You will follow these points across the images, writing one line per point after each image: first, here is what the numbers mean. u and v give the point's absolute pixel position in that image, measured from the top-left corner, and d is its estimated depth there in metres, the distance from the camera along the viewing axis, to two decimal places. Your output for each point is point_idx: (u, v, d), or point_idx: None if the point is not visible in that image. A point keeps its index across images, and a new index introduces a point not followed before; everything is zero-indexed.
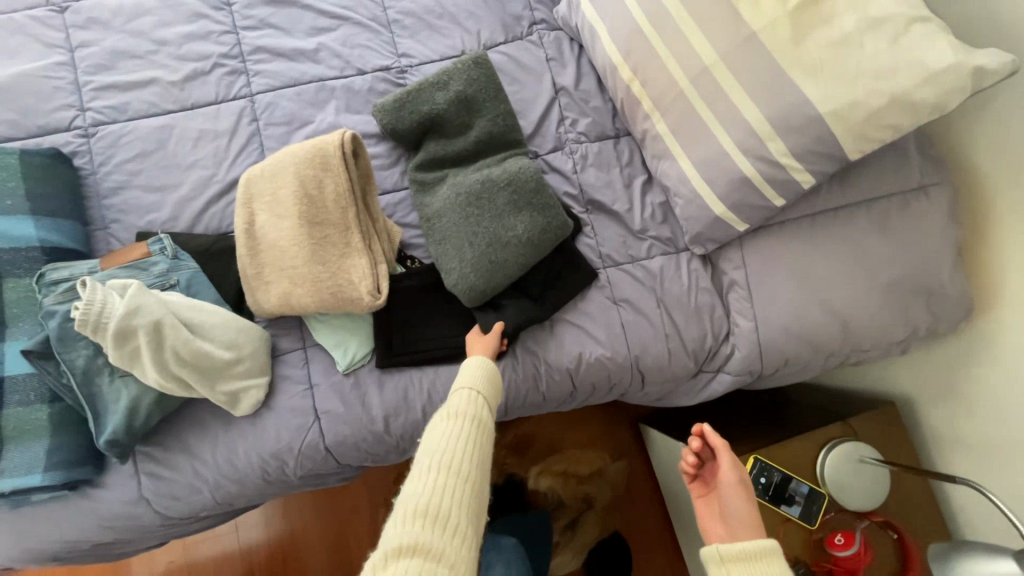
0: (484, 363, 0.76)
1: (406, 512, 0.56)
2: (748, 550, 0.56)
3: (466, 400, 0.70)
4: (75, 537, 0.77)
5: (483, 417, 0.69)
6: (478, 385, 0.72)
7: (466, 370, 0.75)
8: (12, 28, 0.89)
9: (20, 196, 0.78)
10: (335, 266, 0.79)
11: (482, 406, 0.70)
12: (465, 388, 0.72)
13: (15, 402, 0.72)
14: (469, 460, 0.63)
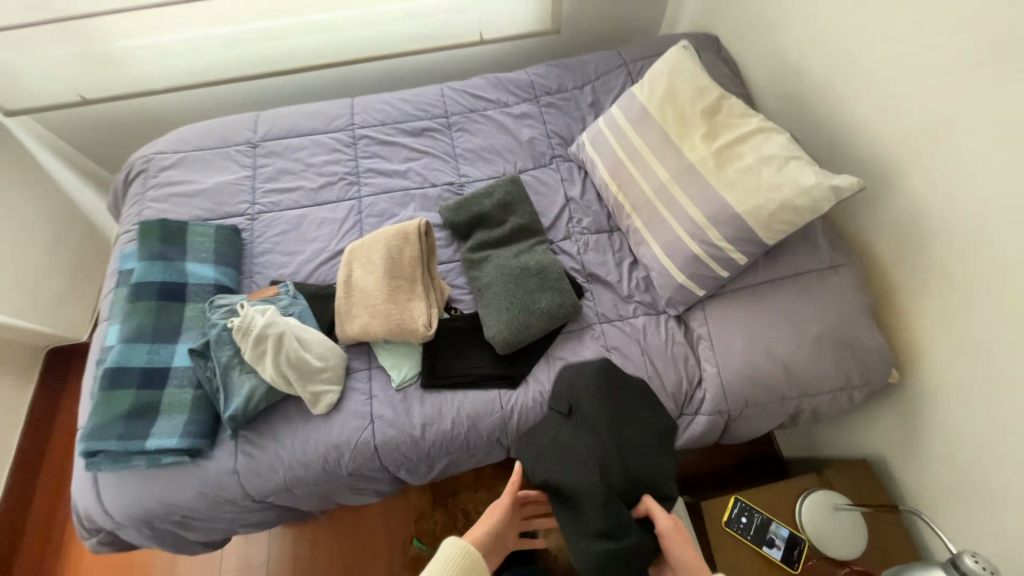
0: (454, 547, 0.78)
1: None
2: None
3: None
4: (176, 502, 1.00)
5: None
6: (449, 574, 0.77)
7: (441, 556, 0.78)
8: (222, 155, 1.41)
9: (208, 251, 1.19)
10: (402, 307, 1.11)
11: None
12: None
13: (175, 384, 1.03)
14: None
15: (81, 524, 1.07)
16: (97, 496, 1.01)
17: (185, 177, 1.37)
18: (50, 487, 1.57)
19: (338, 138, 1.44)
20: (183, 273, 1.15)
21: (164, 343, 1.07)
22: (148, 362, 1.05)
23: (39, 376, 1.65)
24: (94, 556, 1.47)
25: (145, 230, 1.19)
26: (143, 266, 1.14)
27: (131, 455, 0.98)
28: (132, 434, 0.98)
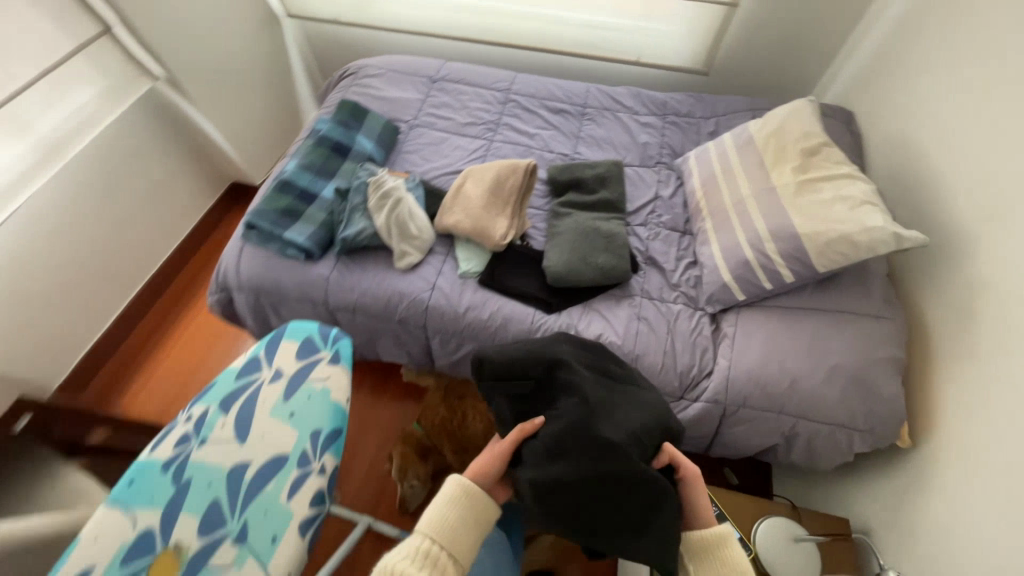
0: (457, 486, 0.78)
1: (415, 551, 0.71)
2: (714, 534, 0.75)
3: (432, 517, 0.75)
4: (282, 286, 1.34)
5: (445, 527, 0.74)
6: (440, 516, 0.75)
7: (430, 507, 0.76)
8: (408, 79, 1.82)
9: (374, 133, 1.56)
10: (490, 218, 1.35)
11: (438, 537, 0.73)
12: (425, 530, 0.73)
13: (317, 207, 1.38)
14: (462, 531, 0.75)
15: (214, 280, 1.46)
16: (237, 261, 1.38)
17: (378, 85, 1.79)
18: (185, 277, 2.00)
19: (494, 94, 1.77)
20: (350, 139, 1.52)
21: (321, 179, 1.44)
22: (306, 186, 1.41)
23: (216, 197, 2.15)
24: (192, 336, 1.84)
25: (341, 104, 1.60)
26: (330, 125, 1.53)
27: (271, 240, 1.34)
28: (279, 225, 1.33)
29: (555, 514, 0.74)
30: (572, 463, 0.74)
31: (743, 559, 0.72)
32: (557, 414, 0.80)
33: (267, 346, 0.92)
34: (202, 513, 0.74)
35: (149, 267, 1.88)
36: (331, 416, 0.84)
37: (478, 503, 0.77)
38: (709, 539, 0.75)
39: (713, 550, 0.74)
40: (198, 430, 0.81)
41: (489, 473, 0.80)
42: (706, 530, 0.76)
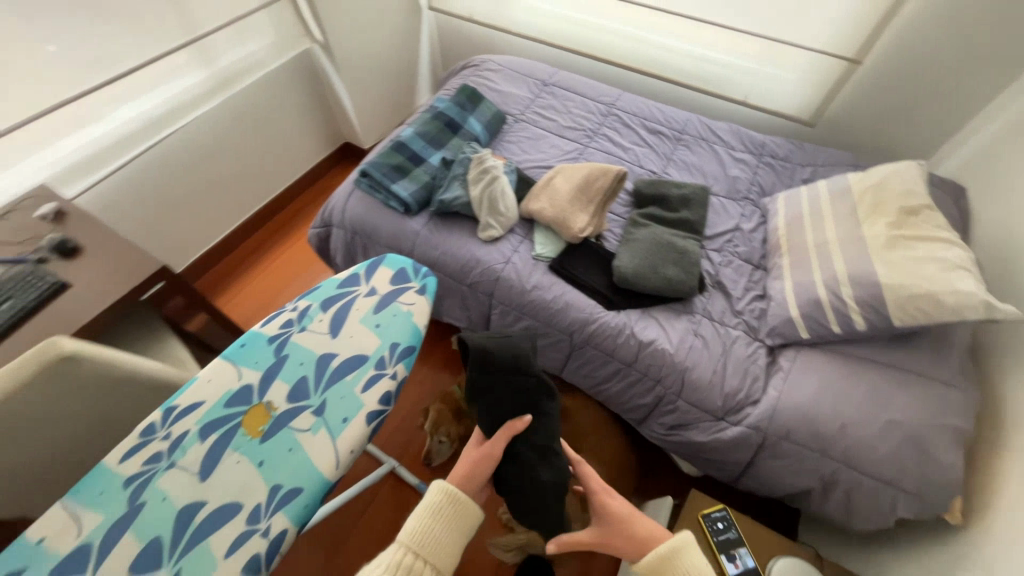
0: (443, 492, 0.77)
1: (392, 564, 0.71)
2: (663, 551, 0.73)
3: (412, 530, 0.74)
4: (378, 231, 1.50)
5: (423, 542, 0.73)
6: (418, 532, 0.74)
7: (412, 518, 0.75)
8: (522, 77, 1.96)
9: (484, 117, 1.71)
10: (572, 211, 1.43)
11: (418, 553, 0.72)
12: (403, 541, 0.73)
13: (422, 170, 1.54)
14: (443, 545, 0.74)
15: (319, 215, 1.65)
16: (345, 202, 1.57)
17: (493, 77, 1.94)
18: (285, 213, 2.23)
19: (598, 105, 1.87)
20: (463, 118, 1.68)
21: (431, 148, 1.61)
22: (418, 151, 1.58)
23: (329, 152, 2.40)
24: (281, 265, 2.05)
25: (462, 88, 1.77)
26: (449, 104, 1.71)
27: (379, 189, 1.51)
28: (388, 177, 1.50)
29: (524, 504, 0.87)
30: (557, 466, 0.87)
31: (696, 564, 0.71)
32: (550, 418, 0.88)
33: (367, 267, 1.06)
34: (293, 384, 0.88)
35: (262, 198, 2.12)
36: (408, 334, 0.95)
37: (462, 517, 0.76)
38: (660, 558, 0.73)
39: (667, 567, 0.72)
40: (301, 319, 0.97)
41: (476, 478, 0.82)
42: (655, 548, 0.74)
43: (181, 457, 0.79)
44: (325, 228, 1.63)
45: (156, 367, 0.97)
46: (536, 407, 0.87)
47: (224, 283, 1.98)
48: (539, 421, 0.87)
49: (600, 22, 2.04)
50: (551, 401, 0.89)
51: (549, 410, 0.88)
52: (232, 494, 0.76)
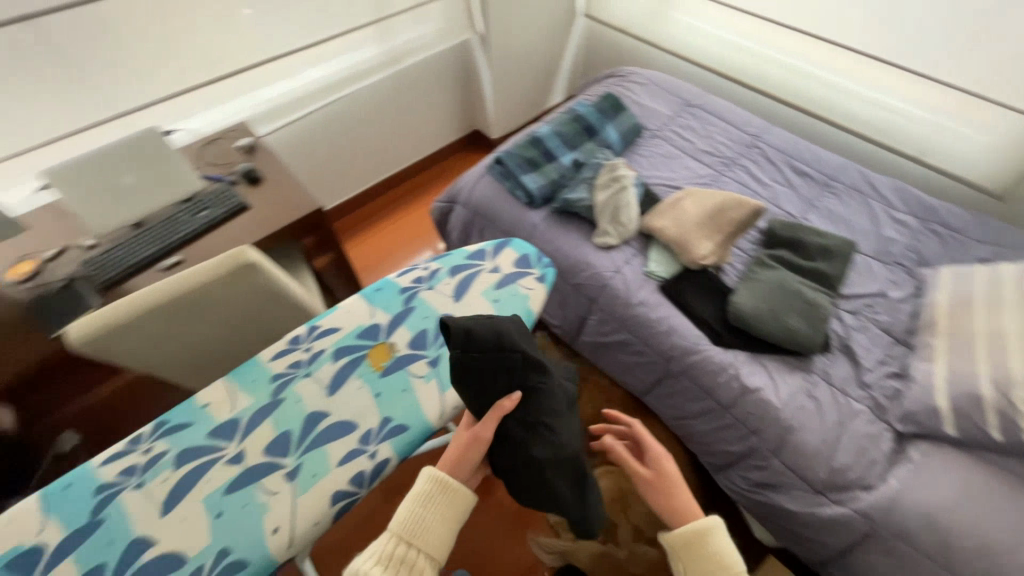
0: (430, 482, 0.82)
1: (384, 549, 0.78)
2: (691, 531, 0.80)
3: (401, 520, 0.80)
4: (498, 216, 1.58)
5: (410, 534, 0.79)
6: (406, 523, 0.80)
7: (401, 510, 0.81)
8: (666, 93, 1.92)
9: (622, 127, 1.71)
10: (696, 236, 1.38)
11: (406, 543, 0.79)
12: (393, 531, 0.79)
13: (552, 167, 1.59)
14: (429, 538, 0.79)
15: (446, 191, 1.77)
16: (474, 184, 1.66)
17: (637, 89, 1.92)
18: (409, 182, 2.39)
19: (742, 134, 1.78)
20: (601, 125, 1.69)
21: (564, 147, 1.64)
22: (552, 148, 1.63)
23: (460, 134, 2.53)
24: (397, 228, 2.22)
25: (606, 96, 1.79)
26: (590, 109, 1.73)
27: (508, 177, 1.59)
28: (519, 168, 1.57)
29: (523, 484, 0.85)
30: (551, 441, 0.84)
31: (723, 547, 0.79)
32: (541, 394, 0.84)
33: (493, 246, 1.12)
34: (414, 334, 0.97)
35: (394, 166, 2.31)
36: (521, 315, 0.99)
37: (455, 501, 0.82)
38: (693, 537, 0.80)
39: (699, 547, 0.79)
40: (430, 279, 1.06)
41: (466, 462, 0.84)
42: (687, 525, 0.81)
43: (316, 370, 0.92)
44: (448, 203, 1.73)
45: (299, 304, 1.10)
46: (524, 384, 0.84)
47: (347, 234, 2.20)
48: (529, 398, 0.84)
49: (771, 52, 1.93)
50: (535, 384, 0.84)
51: (538, 386, 0.84)
52: (352, 414, 0.86)
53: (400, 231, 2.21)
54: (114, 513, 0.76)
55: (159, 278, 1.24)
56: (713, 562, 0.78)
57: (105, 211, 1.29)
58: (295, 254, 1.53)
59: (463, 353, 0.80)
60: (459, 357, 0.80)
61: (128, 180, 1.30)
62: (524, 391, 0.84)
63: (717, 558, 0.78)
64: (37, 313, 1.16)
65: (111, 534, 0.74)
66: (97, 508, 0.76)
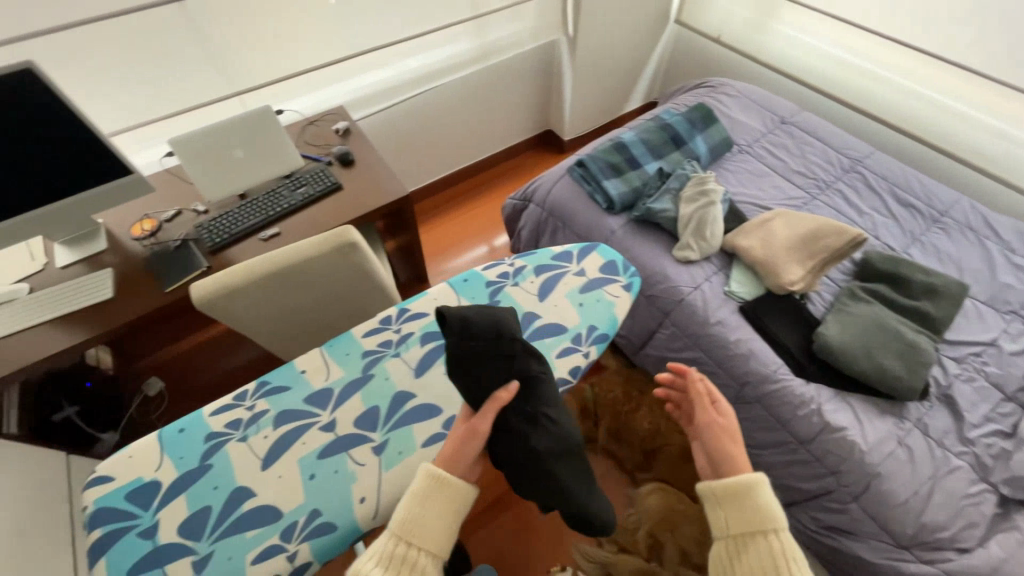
0: (432, 476, 0.68)
1: (381, 549, 0.65)
2: (730, 484, 0.68)
3: (401, 517, 0.66)
4: (574, 218, 1.57)
5: (411, 532, 0.65)
6: (405, 523, 0.65)
7: (399, 506, 0.67)
8: (758, 108, 1.84)
9: (711, 140, 1.66)
10: (787, 260, 1.31)
11: (408, 544, 0.65)
12: (392, 531, 0.65)
13: (635, 174, 1.56)
14: (434, 535, 0.66)
15: (520, 189, 1.77)
16: (552, 184, 1.66)
17: (728, 101, 1.85)
18: (479, 176, 2.42)
19: (840, 157, 1.67)
20: (689, 136, 1.65)
21: (650, 155, 1.61)
22: (637, 155, 1.60)
23: (533, 134, 2.53)
24: (464, 220, 2.26)
25: (697, 107, 1.74)
26: (680, 119, 1.69)
27: (590, 181, 1.57)
28: (602, 172, 1.55)
29: (527, 483, 0.75)
30: (553, 432, 0.77)
31: (771, 501, 0.67)
32: (539, 383, 0.80)
33: (580, 249, 1.11)
34: None
35: (468, 159, 2.35)
36: (606, 322, 0.98)
37: (458, 496, 0.68)
38: (736, 488, 0.68)
39: (742, 500, 0.67)
40: (515, 275, 1.07)
41: (464, 456, 0.71)
42: (731, 478, 0.69)
43: (404, 351, 0.95)
44: (523, 201, 1.74)
45: (388, 295, 1.19)
46: (521, 373, 0.80)
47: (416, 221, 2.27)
48: (526, 388, 0.79)
49: (894, 77, 1.80)
50: (529, 373, 0.80)
51: (537, 374, 0.80)
52: (436, 399, 0.89)
53: (466, 224, 2.25)
54: (220, 461, 0.82)
55: (258, 247, 1.33)
56: (758, 517, 0.66)
57: (220, 182, 1.39)
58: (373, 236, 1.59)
59: (459, 341, 0.79)
60: (455, 344, 0.78)
61: (239, 153, 1.39)
62: (520, 380, 0.80)
63: (765, 513, 0.66)
64: (153, 268, 1.27)
65: (217, 480, 0.80)
66: (206, 453, 0.82)
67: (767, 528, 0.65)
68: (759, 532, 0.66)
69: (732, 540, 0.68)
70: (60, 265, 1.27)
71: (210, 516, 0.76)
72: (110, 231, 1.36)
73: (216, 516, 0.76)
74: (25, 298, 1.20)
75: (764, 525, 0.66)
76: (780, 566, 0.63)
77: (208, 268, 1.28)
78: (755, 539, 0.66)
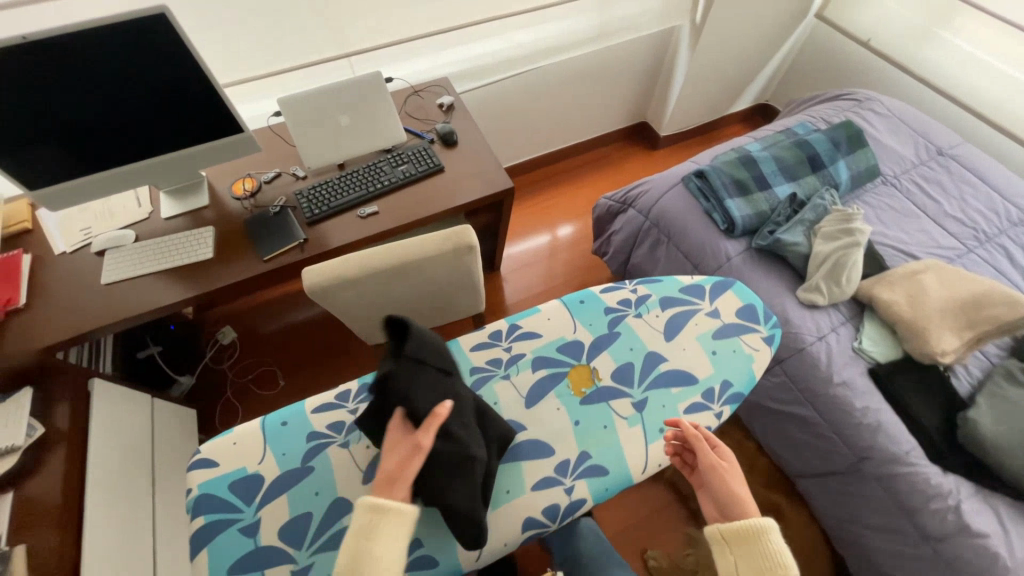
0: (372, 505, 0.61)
1: None
2: (741, 528, 0.65)
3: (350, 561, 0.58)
4: (683, 234, 1.42)
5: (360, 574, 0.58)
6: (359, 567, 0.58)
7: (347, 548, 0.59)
8: (911, 135, 1.59)
9: (856, 167, 1.45)
10: (940, 326, 1.13)
11: None
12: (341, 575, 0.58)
13: (762, 196, 1.38)
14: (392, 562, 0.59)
15: (620, 191, 1.62)
16: (662, 192, 1.50)
17: (876, 122, 1.60)
18: (564, 163, 2.28)
19: (1008, 207, 1.43)
20: (831, 159, 1.45)
21: (781, 176, 1.43)
22: (766, 174, 1.42)
23: (627, 123, 2.33)
24: (544, 208, 2.14)
25: (846, 125, 1.51)
26: (821, 137, 1.48)
27: (709, 195, 1.40)
28: (726, 188, 1.38)
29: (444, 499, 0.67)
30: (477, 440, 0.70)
31: (783, 546, 0.63)
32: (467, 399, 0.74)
33: (713, 285, 0.98)
34: (619, 364, 0.88)
35: (556, 144, 2.20)
36: (742, 379, 0.86)
37: (404, 522, 0.60)
38: (746, 532, 0.64)
39: (753, 544, 0.64)
40: (637, 305, 0.96)
41: (405, 477, 0.63)
42: (741, 522, 0.65)
43: (514, 374, 0.87)
44: (622, 205, 1.60)
45: (480, 299, 1.17)
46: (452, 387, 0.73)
47: None
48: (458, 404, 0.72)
49: None
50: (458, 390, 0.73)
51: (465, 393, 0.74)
52: (547, 435, 0.81)
53: (544, 213, 2.12)
54: (322, 465, 0.78)
55: (354, 225, 1.27)
56: (772, 564, 0.62)
57: (322, 149, 1.33)
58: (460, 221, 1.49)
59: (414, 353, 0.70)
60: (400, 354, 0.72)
61: (344, 120, 1.32)
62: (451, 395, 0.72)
63: (777, 561, 0.62)
64: (250, 232, 1.24)
65: (318, 485, 0.76)
66: (308, 454, 0.79)
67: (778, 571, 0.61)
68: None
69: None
70: (164, 215, 1.27)
71: (310, 526, 0.73)
72: (210, 186, 1.34)
73: (316, 526, 0.73)
74: (130, 246, 1.20)
75: (774, 567, 0.62)
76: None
77: (303, 241, 1.24)
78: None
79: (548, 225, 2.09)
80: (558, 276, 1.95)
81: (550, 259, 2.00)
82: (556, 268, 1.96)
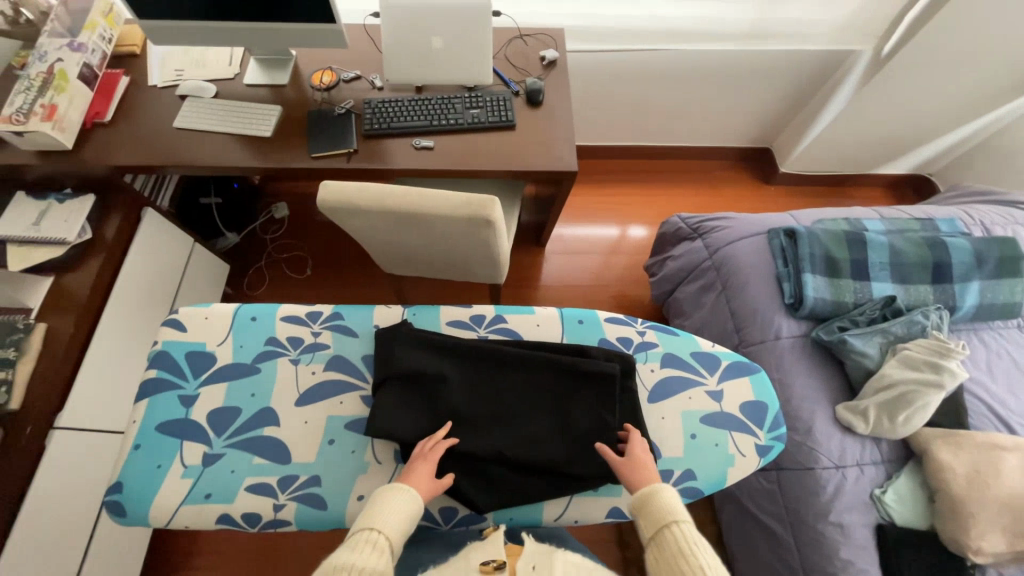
0: (389, 489, 0.67)
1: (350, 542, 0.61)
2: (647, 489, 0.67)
3: (362, 521, 0.63)
4: (741, 288, 1.23)
5: (372, 527, 0.62)
6: (375, 523, 0.62)
7: (365, 513, 0.65)
8: None
9: (988, 297, 1.16)
10: (993, 518, 0.92)
11: (374, 532, 0.61)
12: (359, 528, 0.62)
13: (853, 285, 1.16)
14: (394, 518, 0.64)
15: (699, 216, 1.43)
16: (741, 236, 1.30)
17: None
18: (657, 164, 2.06)
19: None
20: (963, 275, 1.17)
21: (888, 271, 1.18)
22: (872, 263, 1.18)
23: (746, 144, 2.03)
24: (615, 202, 1.97)
25: (1004, 242, 1.20)
26: (965, 245, 1.19)
27: (792, 259, 1.19)
28: (814, 260, 1.16)
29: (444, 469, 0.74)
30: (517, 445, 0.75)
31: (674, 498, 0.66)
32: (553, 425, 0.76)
33: (729, 364, 0.86)
34: None
35: (655, 139, 1.98)
36: (708, 476, 0.76)
37: (409, 496, 0.67)
38: (640, 495, 0.67)
39: (646, 503, 0.66)
40: (636, 350, 0.86)
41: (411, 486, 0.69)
42: (640, 494, 0.67)
43: None
44: (694, 231, 1.41)
45: (491, 273, 1.11)
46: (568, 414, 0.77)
47: None
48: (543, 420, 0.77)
49: None
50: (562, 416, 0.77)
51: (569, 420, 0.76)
52: None
53: (613, 207, 1.95)
54: (267, 371, 0.81)
55: (405, 153, 1.23)
56: (671, 517, 0.64)
57: (406, 66, 1.28)
58: (515, 186, 1.40)
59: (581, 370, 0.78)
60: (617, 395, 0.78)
61: (436, 43, 1.24)
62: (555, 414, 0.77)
63: (671, 512, 0.64)
64: (310, 125, 1.25)
65: (256, 388, 0.80)
66: (259, 356, 0.83)
67: (669, 519, 0.63)
68: (661, 526, 0.63)
69: (651, 547, 0.63)
70: (245, 81, 1.30)
71: (235, 419, 0.78)
72: (295, 67, 1.35)
73: (240, 421, 0.78)
74: (207, 100, 1.26)
75: (665, 515, 0.64)
76: (688, 551, 0.60)
77: (354, 151, 1.22)
78: (663, 535, 0.62)
79: (612, 222, 1.93)
80: (598, 276, 1.80)
81: (598, 255, 1.85)
82: (600, 268, 1.82)
